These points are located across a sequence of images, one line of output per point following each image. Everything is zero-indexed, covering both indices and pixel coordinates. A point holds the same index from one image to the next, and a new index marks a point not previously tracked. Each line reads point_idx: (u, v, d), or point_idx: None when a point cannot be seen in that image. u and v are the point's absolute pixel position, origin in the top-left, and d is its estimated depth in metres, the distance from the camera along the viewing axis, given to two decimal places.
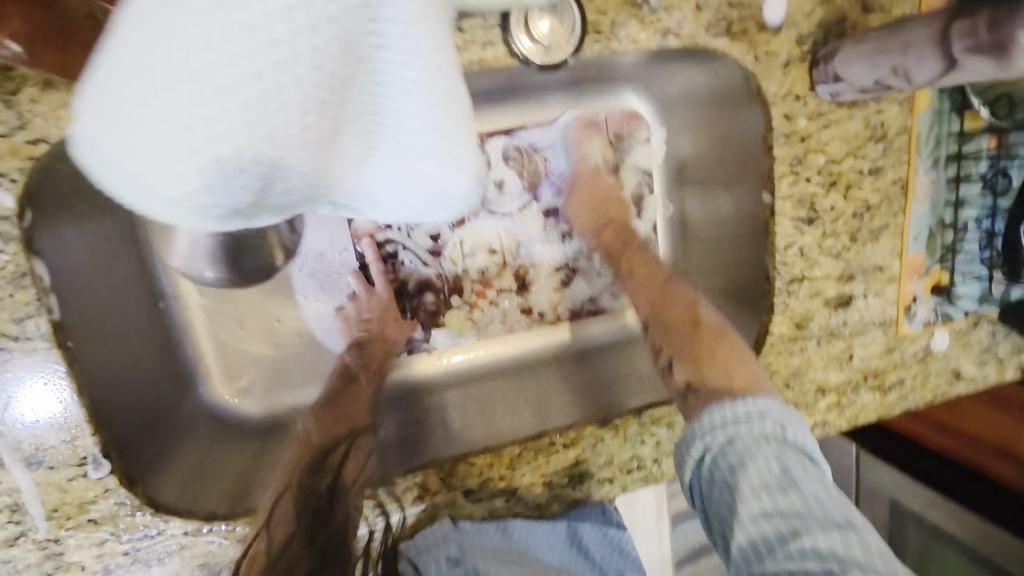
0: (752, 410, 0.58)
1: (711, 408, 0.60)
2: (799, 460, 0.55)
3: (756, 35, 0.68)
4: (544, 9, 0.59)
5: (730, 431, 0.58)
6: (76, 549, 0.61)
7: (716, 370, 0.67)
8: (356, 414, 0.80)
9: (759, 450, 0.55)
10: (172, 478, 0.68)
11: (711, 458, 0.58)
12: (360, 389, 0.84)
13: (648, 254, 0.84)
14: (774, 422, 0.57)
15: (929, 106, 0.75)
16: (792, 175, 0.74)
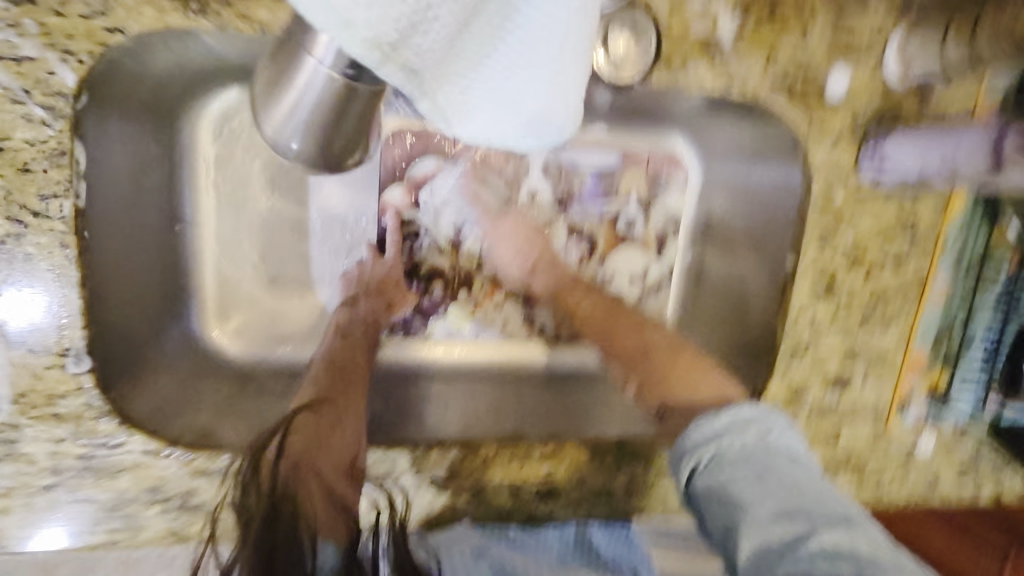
0: (733, 417, 0.56)
1: (692, 425, 0.58)
2: (787, 460, 0.54)
3: (814, 104, 0.70)
4: (623, 28, 0.62)
5: (718, 441, 0.55)
6: (31, 441, 0.61)
7: (684, 383, 0.66)
8: (354, 373, 0.71)
9: (751, 459, 0.54)
10: (148, 394, 0.66)
11: (701, 473, 0.55)
12: (356, 352, 0.73)
13: (588, 287, 0.78)
14: (758, 422, 0.56)
15: (961, 213, 0.77)
16: (820, 245, 0.76)
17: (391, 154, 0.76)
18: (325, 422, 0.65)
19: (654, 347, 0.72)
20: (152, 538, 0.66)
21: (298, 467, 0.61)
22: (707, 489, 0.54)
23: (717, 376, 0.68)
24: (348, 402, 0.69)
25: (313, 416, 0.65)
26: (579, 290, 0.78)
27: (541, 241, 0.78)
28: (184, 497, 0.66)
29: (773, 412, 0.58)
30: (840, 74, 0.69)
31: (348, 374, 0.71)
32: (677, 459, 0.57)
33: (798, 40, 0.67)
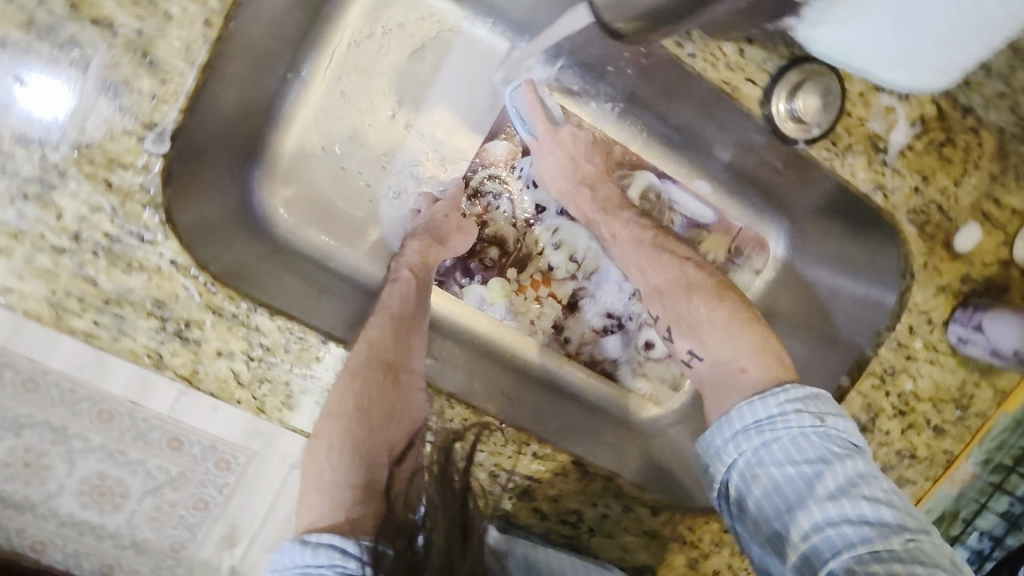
0: (779, 410, 0.59)
1: (738, 406, 0.61)
2: (839, 452, 0.56)
3: (940, 246, 0.69)
4: (816, 88, 0.62)
5: (767, 431, 0.59)
6: (69, 196, 0.54)
7: (714, 327, 0.69)
8: (408, 307, 0.75)
9: (798, 454, 0.57)
10: (187, 209, 0.62)
11: (745, 464, 0.60)
12: (403, 288, 0.77)
13: (632, 215, 0.81)
14: (813, 411, 0.58)
15: (1013, 412, 0.76)
16: (879, 380, 0.74)
17: (513, 111, 0.87)
18: (384, 402, 0.65)
19: (693, 286, 0.72)
20: (127, 353, 0.59)
21: (358, 446, 0.63)
22: (750, 480, 0.58)
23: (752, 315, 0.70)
24: (407, 375, 0.69)
25: (371, 384, 0.65)
26: (619, 217, 0.80)
27: (594, 157, 0.85)
28: (184, 327, 0.59)
29: (822, 397, 0.61)
30: (973, 230, 0.69)
31: (405, 341, 0.71)
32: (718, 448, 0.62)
33: (953, 181, 0.67)
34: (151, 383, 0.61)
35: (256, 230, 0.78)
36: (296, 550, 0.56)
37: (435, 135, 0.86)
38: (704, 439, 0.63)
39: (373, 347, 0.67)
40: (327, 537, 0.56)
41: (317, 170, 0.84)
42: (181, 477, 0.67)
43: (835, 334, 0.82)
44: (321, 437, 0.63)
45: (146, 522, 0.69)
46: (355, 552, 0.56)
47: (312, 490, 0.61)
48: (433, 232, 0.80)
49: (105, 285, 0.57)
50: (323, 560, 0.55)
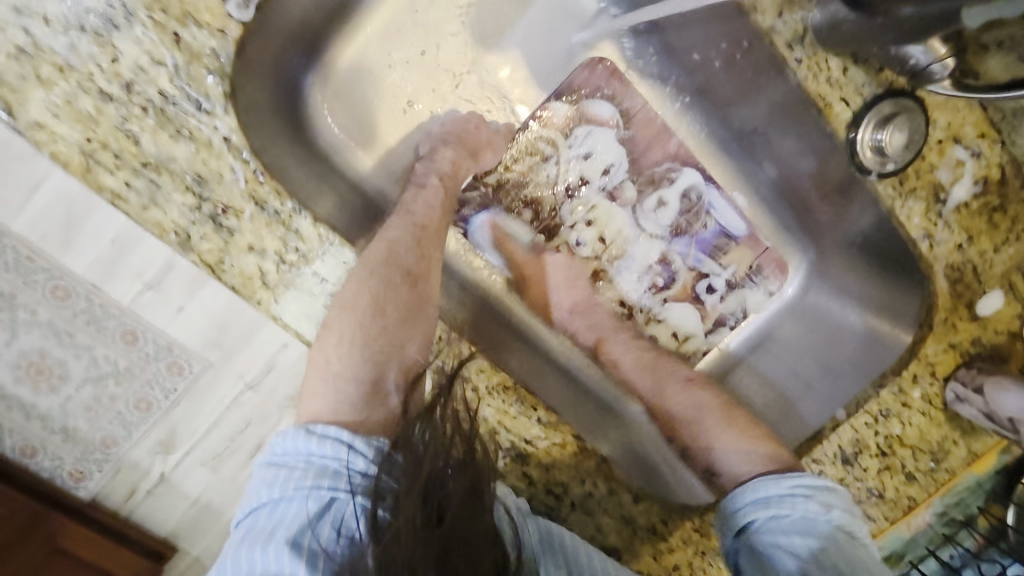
0: (797, 489, 0.61)
1: (755, 482, 0.63)
2: (845, 539, 0.57)
3: (961, 307, 0.74)
4: (904, 126, 0.66)
5: (777, 505, 0.60)
6: (131, 41, 0.50)
7: (732, 438, 0.71)
8: (437, 221, 0.72)
9: (807, 531, 0.57)
10: (245, 89, 0.59)
11: (753, 528, 0.61)
12: (430, 197, 0.73)
13: (627, 338, 0.88)
14: (825, 497, 0.60)
15: (979, 473, 0.79)
16: (872, 419, 0.77)
17: (585, 80, 0.85)
18: (397, 302, 0.61)
19: (704, 409, 0.77)
20: (153, 227, 0.54)
21: (370, 342, 0.57)
22: (763, 547, 0.59)
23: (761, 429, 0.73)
24: (427, 282, 0.65)
25: (387, 283, 0.61)
26: (616, 339, 0.88)
27: (582, 282, 0.90)
28: (220, 212, 0.56)
29: (833, 487, 0.62)
30: (997, 297, 0.73)
31: (428, 249, 0.68)
32: (732, 513, 0.63)
33: (993, 247, 0.72)
34: (119, 261, 0.55)
35: (295, 127, 0.73)
36: (300, 438, 0.51)
37: (496, 81, 0.84)
38: (720, 509, 0.65)
39: (394, 249, 0.64)
40: (335, 431, 0.51)
41: (374, 87, 0.80)
42: (128, 372, 0.61)
43: (836, 369, 0.84)
44: (332, 328, 0.59)
45: (80, 411, 0.63)
46: (363, 450, 0.51)
47: (317, 380, 0.56)
48: (450, 138, 0.78)
49: (147, 146, 0.53)
50: (328, 452, 0.50)
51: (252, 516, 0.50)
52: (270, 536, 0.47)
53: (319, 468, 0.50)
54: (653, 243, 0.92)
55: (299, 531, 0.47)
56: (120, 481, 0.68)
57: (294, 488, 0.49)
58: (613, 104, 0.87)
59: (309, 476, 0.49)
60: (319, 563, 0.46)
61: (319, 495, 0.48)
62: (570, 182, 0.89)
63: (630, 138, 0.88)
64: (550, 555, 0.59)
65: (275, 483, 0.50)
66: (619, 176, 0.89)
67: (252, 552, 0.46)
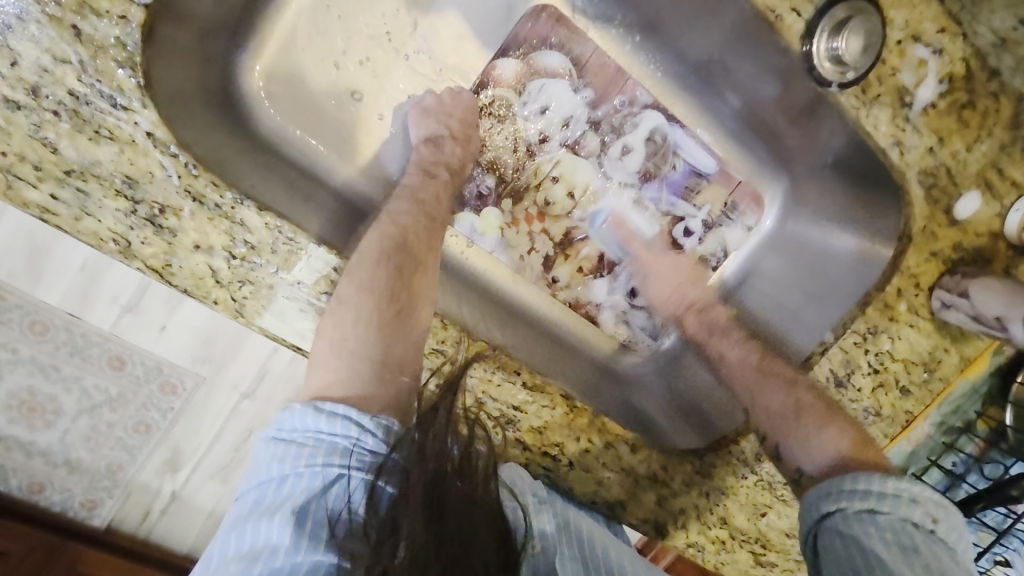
0: (906, 489, 0.54)
1: (868, 475, 0.56)
2: (944, 560, 0.50)
3: (940, 212, 0.72)
4: (859, 31, 0.63)
5: (881, 505, 0.53)
6: (28, 39, 0.47)
7: (827, 439, 0.64)
8: (441, 211, 0.73)
9: (909, 535, 0.51)
10: (164, 81, 0.56)
11: (841, 518, 0.55)
12: (439, 187, 0.75)
13: (738, 335, 0.83)
14: (935, 508, 0.53)
15: (972, 378, 0.79)
16: (861, 338, 0.76)
17: (529, 32, 0.82)
18: (415, 289, 0.60)
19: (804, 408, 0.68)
20: (89, 236, 0.52)
21: (385, 322, 0.55)
22: (842, 538, 0.53)
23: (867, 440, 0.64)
24: (435, 272, 0.65)
25: (404, 270, 0.61)
26: (726, 339, 0.83)
27: (697, 285, 0.89)
28: (158, 213, 0.53)
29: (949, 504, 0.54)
30: (974, 198, 0.72)
31: (435, 242, 0.68)
32: (824, 496, 0.57)
33: (965, 146, 0.70)
34: (94, 288, 0.63)
35: (231, 119, 0.70)
36: (308, 415, 0.47)
37: (437, 44, 0.80)
38: (816, 487, 0.59)
39: (405, 236, 0.65)
40: (344, 408, 0.47)
41: (310, 66, 0.77)
42: (121, 398, 0.71)
43: (822, 294, 0.82)
44: (347, 305, 0.56)
45: (80, 442, 0.72)
46: (374, 429, 0.46)
47: (329, 356, 0.52)
48: (444, 119, 0.77)
49: (67, 152, 0.50)
50: (338, 431, 0.46)
51: (255, 489, 0.46)
52: (277, 508, 0.43)
53: (329, 446, 0.45)
54: (625, 193, 0.90)
55: (306, 505, 0.43)
56: (133, 504, 0.78)
57: (305, 464, 0.45)
58: (562, 52, 0.84)
59: (320, 454, 0.45)
60: (323, 540, 0.42)
61: (329, 472, 0.44)
62: (530, 140, 0.86)
63: (585, 87, 0.85)
64: (567, 544, 0.54)
65: (284, 459, 0.45)
66: (579, 127, 0.87)
67: (256, 527, 0.42)
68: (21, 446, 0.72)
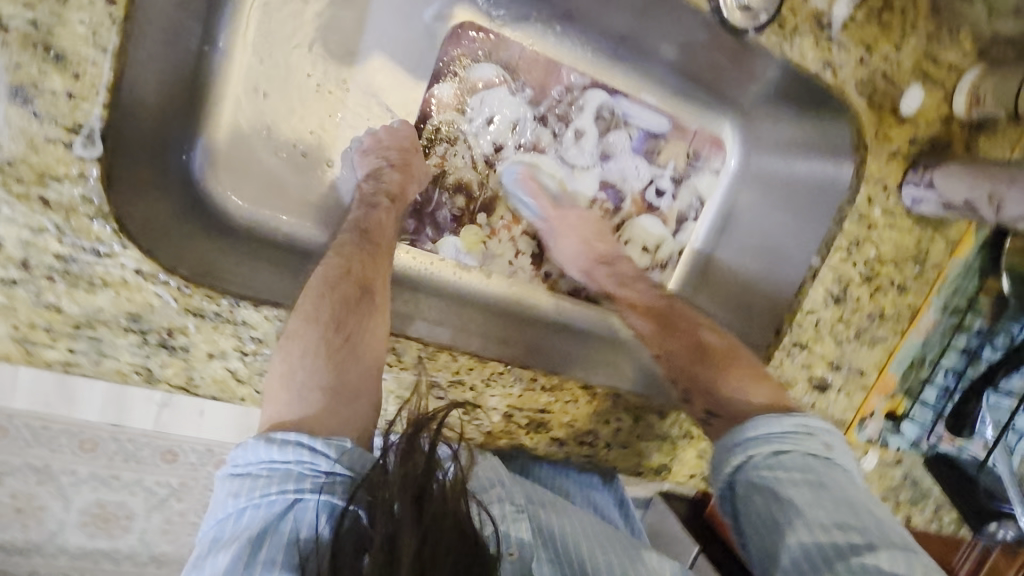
0: (800, 424, 0.58)
1: (765, 417, 0.59)
2: (840, 474, 0.55)
3: (888, 115, 0.74)
4: None
5: (779, 444, 0.57)
6: (4, 222, 0.50)
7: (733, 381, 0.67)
8: (383, 239, 0.72)
9: (811, 465, 0.55)
10: (137, 213, 0.58)
11: (751, 466, 0.57)
12: (383, 216, 0.74)
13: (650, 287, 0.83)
14: (822, 435, 0.59)
15: (964, 259, 0.82)
16: (846, 253, 0.79)
17: (456, 52, 0.84)
18: (362, 316, 0.60)
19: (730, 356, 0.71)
20: (114, 373, 0.56)
21: (333, 352, 0.56)
22: (752, 487, 0.55)
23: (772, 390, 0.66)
24: (385, 293, 0.65)
25: (347, 298, 0.61)
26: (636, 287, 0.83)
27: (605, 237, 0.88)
28: (167, 336, 0.57)
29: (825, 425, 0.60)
30: (917, 92, 0.73)
31: (382, 267, 0.67)
32: (730, 450, 0.59)
33: (894, 47, 0.72)
34: (126, 403, 0.61)
35: (207, 219, 0.73)
36: (261, 446, 0.49)
37: (372, 87, 0.82)
38: (720, 441, 0.61)
39: (349, 265, 0.65)
40: (296, 435, 0.49)
41: (265, 145, 0.79)
42: (185, 487, 0.82)
43: (804, 208, 0.83)
44: (294, 339, 0.57)
45: (159, 536, 0.87)
46: (324, 450, 0.49)
47: (279, 389, 0.54)
48: (383, 153, 0.78)
49: (71, 308, 0.54)
50: (290, 456, 0.48)
51: (215, 527, 0.48)
52: (233, 541, 0.45)
53: (283, 474, 0.48)
54: (589, 174, 0.92)
55: (263, 530, 0.46)
56: None
57: (260, 495, 0.47)
58: (492, 62, 0.85)
59: (275, 483, 0.47)
60: (277, 563, 0.44)
61: (282, 497, 0.47)
62: (486, 152, 0.88)
63: (523, 87, 0.87)
64: (544, 547, 0.56)
65: (239, 494, 0.48)
66: (528, 128, 0.88)
67: (213, 561, 0.45)
68: (108, 553, 0.88)
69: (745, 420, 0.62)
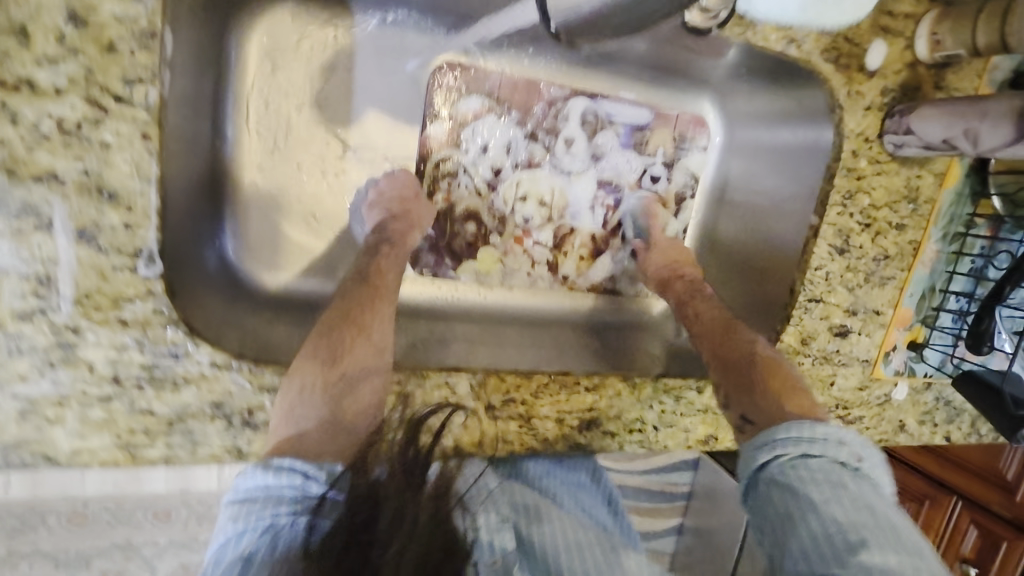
0: (828, 432, 0.57)
1: (790, 422, 0.59)
2: (866, 487, 0.55)
3: (856, 72, 0.78)
4: None
5: (810, 450, 0.56)
6: (92, 347, 0.56)
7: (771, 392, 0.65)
8: (387, 282, 0.72)
9: (837, 474, 0.55)
10: (197, 312, 0.64)
11: (776, 465, 0.57)
12: (384, 260, 0.74)
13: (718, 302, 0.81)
14: (855, 447, 0.58)
15: (953, 187, 0.86)
16: (842, 206, 0.83)
17: (442, 92, 0.88)
18: (357, 355, 0.63)
19: (772, 368, 0.69)
20: (209, 459, 0.62)
21: (330, 387, 0.60)
22: (776, 486, 0.56)
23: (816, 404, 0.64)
24: (383, 325, 0.68)
25: (340, 335, 0.64)
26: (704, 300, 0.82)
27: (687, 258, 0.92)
28: (249, 415, 0.63)
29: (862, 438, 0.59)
30: (879, 46, 0.77)
31: (379, 300, 0.70)
32: (759, 448, 0.59)
33: None
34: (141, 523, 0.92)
35: (250, 297, 0.78)
36: (259, 472, 0.52)
37: (369, 140, 0.86)
38: (748, 440, 0.61)
39: (344, 303, 0.68)
40: (290, 460, 0.53)
41: (283, 215, 0.84)
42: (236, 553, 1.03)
43: (793, 167, 0.88)
44: (295, 376, 0.61)
45: None
46: (316, 473, 0.53)
47: (281, 423, 0.59)
48: (386, 205, 0.80)
49: (162, 409, 0.59)
50: (285, 481, 0.51)
51: (214, 552, 0.49)
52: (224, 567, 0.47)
53: (277, 498, 0.51)
54: (586, 177, 0.97)
55: (254, 555, 0.47)
56: None
57: (255, 519, 0.49)
58: (477, 95, 0.89)
59: (272, 505, 0.50)
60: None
61: (275, 520, 0.50)
62: (486, 178, 0.93)
63: (509, 110, 0.92)
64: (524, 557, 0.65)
65: (238, 519, 0.50)
66: (521, 148, 0.93)
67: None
68: None
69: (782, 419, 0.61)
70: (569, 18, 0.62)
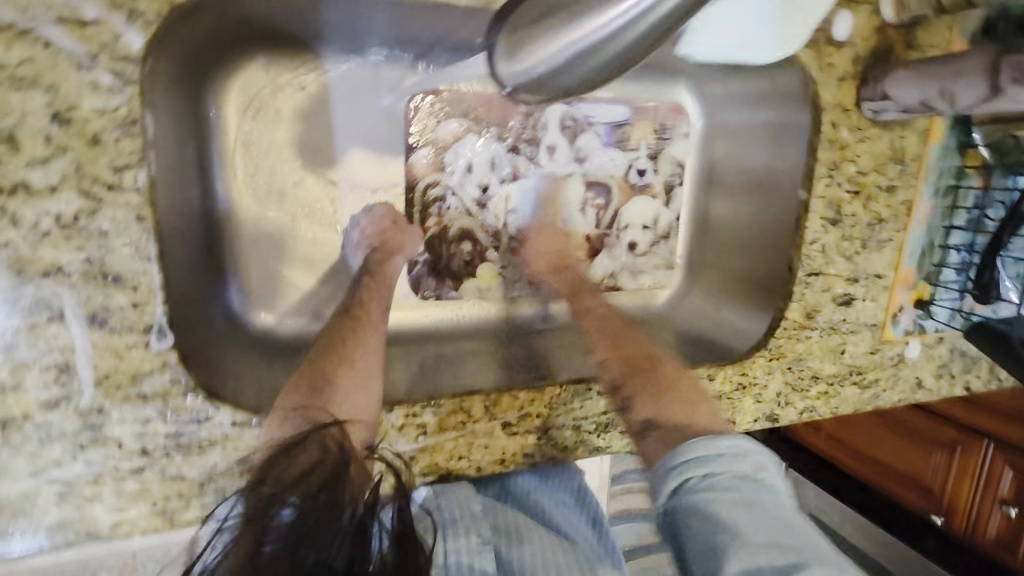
0: (730, 444, 0.56)
1: (694, 440, 0.57)
2: (772, 498, 0.53)
3: (822, 46, 0.79)
4: None
5: (712, 464, 0.54)
6: (117, 424, 0.58)
7: (673, 402, 0.67)
8: (373, 314, 0.75)
9: (742, 486, 0.52)
10: (211, 377, 0.66)
11: (686, 490, 0.54)
12: (364, 294, 0.78)
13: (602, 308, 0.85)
14: (747, 454, 0.56)
15: (940, 140, 0.86)
16: (829, 176, 0.84)
17: (419, 119, 0.89)
18: (337, 385, 0.64)
19: (659, 378, 0.71)
20: None
21: (311, 419, 0.61)
22: (688, 513, 0.52)
23: (708, 409, 0.67)
24: (367, 354, 0.69)
25: (321, 370, 0.65)
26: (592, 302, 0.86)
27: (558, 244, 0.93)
28: None
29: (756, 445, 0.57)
30: (838, 19, 0.79)
31: (364, 332, 0.71)
32: (665, 473, 0.56)
33: None
34: None
35: (262, 348, 0.80)
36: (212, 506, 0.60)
37: (354, 176, 0.87)
38: (657, 467, 0.58)
39: (329, 338, 0.70)
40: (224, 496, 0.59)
41: (284, 261, 0.86)
42: None
43: (777, 142, 0.88)
44: (279, 411, 0.63)
45: None
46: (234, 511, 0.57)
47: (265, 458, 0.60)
48: (374, 233, 0.83)
49: (191, 473, 0.61)
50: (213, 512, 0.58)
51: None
52: None
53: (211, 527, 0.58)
54: (573, 181, 0.97)
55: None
56: None
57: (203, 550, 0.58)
58: (454, 118, 0.90)
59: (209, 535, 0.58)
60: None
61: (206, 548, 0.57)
62: (475, 196, 0.94)
63: (488, 127, 0.92)
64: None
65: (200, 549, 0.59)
66: (505, 161, 0.94)
67: None
68: None
69: (682, 441, 0.59)
70: (522, 81, 0.52)
